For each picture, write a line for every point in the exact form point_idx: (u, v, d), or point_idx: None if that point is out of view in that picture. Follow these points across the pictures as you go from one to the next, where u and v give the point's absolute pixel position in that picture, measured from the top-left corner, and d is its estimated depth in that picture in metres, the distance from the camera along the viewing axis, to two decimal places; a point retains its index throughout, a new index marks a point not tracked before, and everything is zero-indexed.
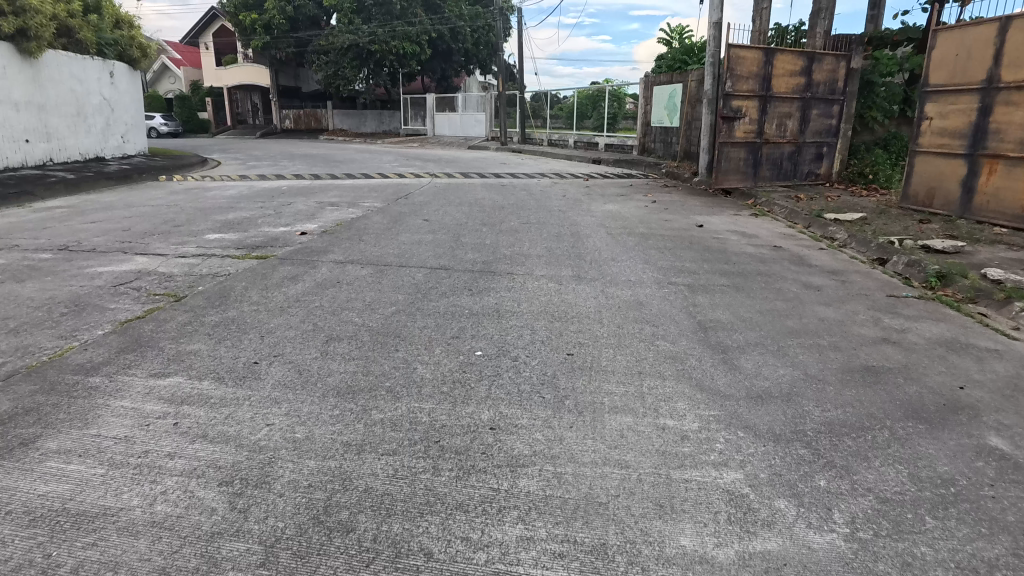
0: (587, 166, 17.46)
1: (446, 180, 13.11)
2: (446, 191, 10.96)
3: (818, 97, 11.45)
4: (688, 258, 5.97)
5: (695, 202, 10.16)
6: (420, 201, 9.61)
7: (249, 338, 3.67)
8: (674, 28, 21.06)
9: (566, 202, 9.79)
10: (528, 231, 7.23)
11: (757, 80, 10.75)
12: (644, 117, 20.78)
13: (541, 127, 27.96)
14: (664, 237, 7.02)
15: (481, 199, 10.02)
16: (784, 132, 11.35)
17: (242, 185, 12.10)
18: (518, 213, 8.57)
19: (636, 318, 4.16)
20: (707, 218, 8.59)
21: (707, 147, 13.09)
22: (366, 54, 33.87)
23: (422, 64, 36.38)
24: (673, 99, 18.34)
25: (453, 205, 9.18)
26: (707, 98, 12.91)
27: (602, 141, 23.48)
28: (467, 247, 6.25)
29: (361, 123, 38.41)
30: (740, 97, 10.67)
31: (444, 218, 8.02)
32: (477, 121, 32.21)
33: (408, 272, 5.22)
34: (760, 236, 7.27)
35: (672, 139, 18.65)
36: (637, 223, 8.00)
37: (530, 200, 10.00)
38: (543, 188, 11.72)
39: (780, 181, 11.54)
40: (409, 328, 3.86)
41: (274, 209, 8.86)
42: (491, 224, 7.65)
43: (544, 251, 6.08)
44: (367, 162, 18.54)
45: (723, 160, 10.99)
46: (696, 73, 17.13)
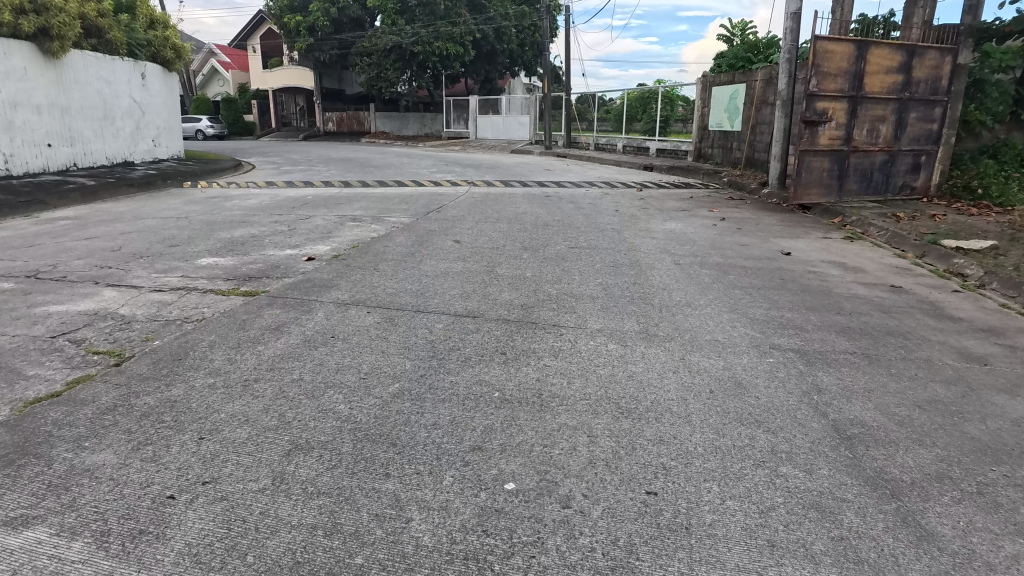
0: (638, 174, 16.06)
1: (484, 190, 11.98)
2: (483, 204, 9.82)
3: (917, 97, 9.79)
4: (785, 305, 4.63)
5: (772, 220, 8.70)
6: (454, 216, 8.52)
7: (185, 438, 2.59)
8: (736, 24, 19.39)
9: (619, 219, 8.51)
10: (576, 259, 6.01)
11: (847, 78, 9.20)
12: (700, 121, 19.21)
13: (588, 131, 26.61)
14: (746, 270, 5.68)
15: (521, 214, 8.84)
16: (876, 139, 9.74)
17: (266, 193, 11.26)
18: (565, 234, 7.34)
19: (739, 415, 2.87)
20: (792, 243, 7.17)
21: (779, 155, 11.54)
22: (409, 56, 33.30)
23: (466, 65, 35.57)
24: (736, 101, 16.75)
25: (490, 222, 8.05)
26: (779, 101, 11.38)
27: (654, 146, 21.97)
28: (502, 282, 5.09)
29: (403, 126, 37.86)
30: (826, 98, 9.15)
31: (478, 239, 6.88)
32: (521, 124, 31.12)
33: (425, 320, 4.09)
34: (867, 270, 5.84)
35: (733, 144, 17.05)
36: (708, 249, 6.67)
37: (577, 216, 8.77)
38: (592, 201, 10.45)
39: (869, 196, 9.92)
40: (409, 427, 2.69)
41: (289, 224, 7.90)
42: (533, 248, 6.47)
43: (598, 291, 4.85)
44: (404, 168, 17.66)
45: (805, 171, 9.45)
46: (763, 72, 15.51)
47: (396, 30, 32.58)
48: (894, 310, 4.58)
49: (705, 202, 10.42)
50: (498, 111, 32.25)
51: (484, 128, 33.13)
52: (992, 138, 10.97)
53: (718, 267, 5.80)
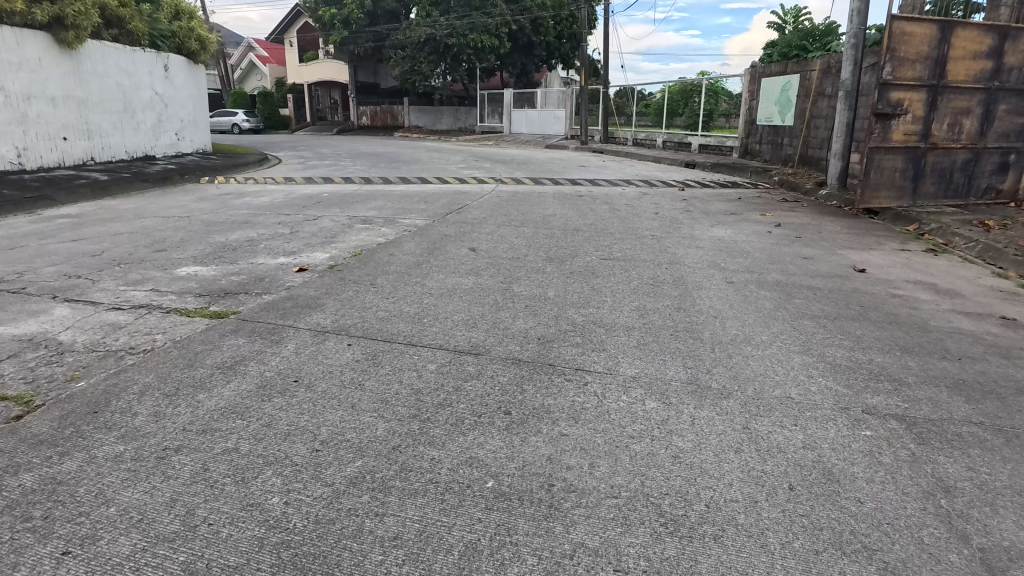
0: (680, 172, 14.98)
1: (513, 188, 11.14)
2: (508, 204, 8.99)
3: (1009, 86, 8.51)
4: (873, 345, 3.67)
5: (836, 227, 7.63)
6: (475, 218, 7.73)
7: (35, 557, 1.83)
8: (789, 10, 18.04)
9: (660, 223, 7.58)
10: (609, 274, 5.13)
11: (927, 64, 8.01)
12: (748, 115, 17.94)
13: (626, 125, 25.48)
14: (815, 293, 4.71)
15: (549, 217, 7.98)
16: (959, 134, 8.51)
17: (282, 190, 10.71)
18: (596, 241, 6.48)
19: (838, 539, 1.98)
20: (865, 256, 6.13)
21: (840, 153, 10.36)
22: (443, 49, 32.67)
23: (501, 58, 34.75)
24: (789, 93, 15.48)
25: (514, 226, 7.23)
26: (842, 91, 10.19)
27: (696, 142, 20.75)
28: (518, 304, 4.27)
29: (437, 121, 37.83)
30: (903, 87, 7.98)
31: (497, 247, 6.06)
32: (556, 118, 30.17)
33: (418, 357, 3.31)
34: (966, 295, 4.81)
35: (784, 140, 15.80)
36: (766, 263, 5.70)
37: (612, 219, 7.86)
38: (628, 202, 9.50)
39: (947, 200, 8.71)
40: (361, 543, 1.90)
41: (294, 225, 7.24)
42: (559, 259, 5.63)
43: (635, 319, 3.98)
44: (432, 163, 17.01)
45: (874, 170, 8.30)
46: (821, 61, 14.21)
47: (431, 22, 31.96)
48: (1017, 355, 3.58)
49: (756, 205, 9.36)
50: (532, 105, 31.34)
51: (519, 122, 32.27)
52: None
53: (780, 288, 4.85)
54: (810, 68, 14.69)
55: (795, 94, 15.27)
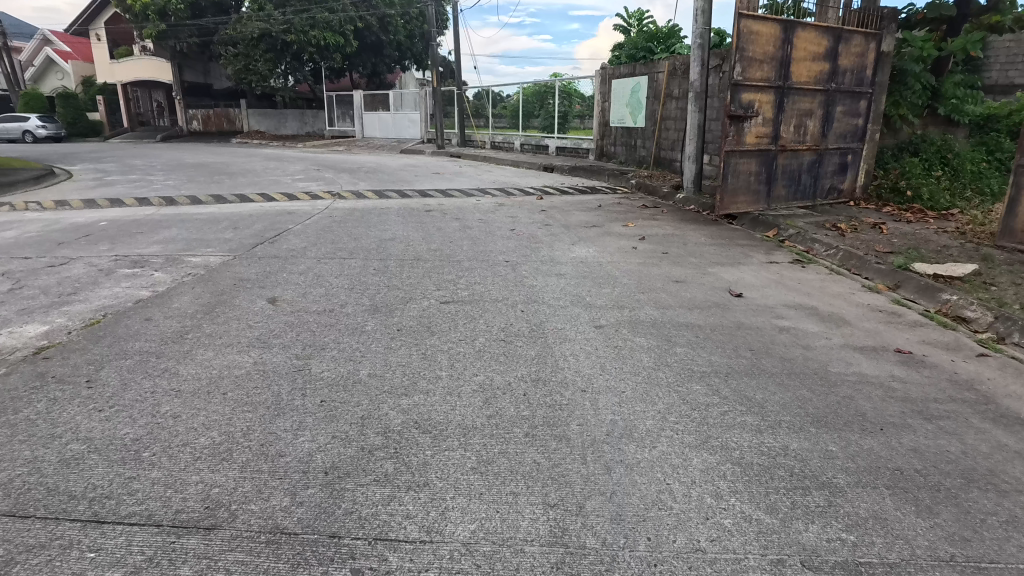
0: (538, 177, 14.31)
1: (351, 203, 9.65)
2: (342, 226, 7.55)
3: (844, 88, 8.62)
4: (781, 416, 2.85)
5: (701, 237, 7.14)
6: (294, 249, 6.24)
7: None
8: (633, 13, 18.20)
9: (516, 243, 6.60)
10: (451, 325, 3.98)
11: (773, 64, 7.79)
12: (601, 117, 17.80)
13: (483, 127, 24.69)
14: (697, 334, 3.92)
15: (387, 241, 6.68)
16: (804, 136, 8.45)
17: (45, 219, 8.32)
18: (439, 274, 5.30)
19: None
20: (737, 273, 5.57)
21: (693, 155, 10.13)
22: (281, 46, 29.77)
23: (349, 58, 32.50)
24: (640, 95, 15.43)
25: (342, 258, 5.85)
26: (692, 92, 9.94)
27: (553, 145, 20.41)
28: (316, 396, 2.97)
29: (281, 123, 33.98)
30: (753, 88, 7.68)
31: (309, 293, 4.67)
32: (411, 121, 28.70)
33: (97, 557, 1.90)
34: (851, 322, 4.27)
35: (638, 141, 15.76)
36: (636, 291, 4.88)
37: (462, 241, 6.74)
38: (482, 216, 8.45)
39: (797, 202, 8.64)
40: None
41: (26, 275, 5.26)
42: (389, 307, 4.38)
43: (478, 410, 2.84)
44: (265, 175, 14.87)
45: (731, 175, 7.96)
46: (667, 63, 14.21)
47: (264, 16, 28.87)
48: (937, 414, 2.94)
49: (617, 214, 8.75)
50: (385, 107, 29.58)
51: (371, 126, 30.34)
52: (911, 133, 10.18)
53: (657, 330, 3.99)
54: (657, 70, 14.68)
55: (645, 95, 15.24)
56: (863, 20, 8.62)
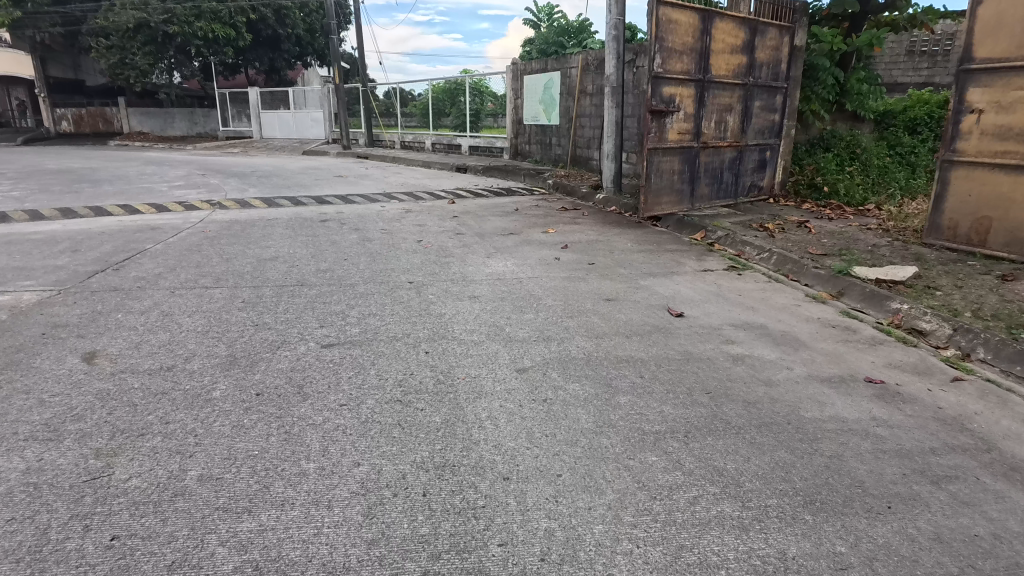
0: (449, 179, 13.42)
1: (233, 213, 8.37)
2: (214, 243, 6.34)
3: (761, 83, 8.35)
4: (764, 498, 2.17)
5: (627, 242, 6.55)
6: (144, 277, 5.02)
7: None
8: (542, 7, 17.67)
9: (422, 258, 5.70)
10: (331, 381, 3.05)
11: (692, 56, 7.33)
12: (514, 114, 17.14)
13: (392, 127, 23.41)
14: (640, 373, 3.21)
15: (267, 261, 5.59)
16: (724, 132, 8.09)
17: None
18: (326, 305, 4.31)
19: None
20: (672, 285, 4.97)
21: (612, 154, 9.62)
22: (163, 38, 26.96)
23: (242, 52, 30.07)
24: (553, 92, 14.90)
25: (205, 287, 4.72)
26: (608, 87, 9.41)
27: (466, 144, 19.54)
28: (105, 530, 1.97)
29: (167, 124, 30.88)
30: (674, 81, 7.18)
31: (145, 343, 3.57)
32: (314, 121, 26.89)
33: None
34: (808, 343, 3.73)
35: (553, 140, 15.23)
36: (562, 315, 4.13)
37: (359, 257, 5.77)
38: (386, 224, 7.50)
39: (719, 201, 8.29)
40: None
41: None
42: (253, 358, 3.37)
43: (355, 533, 1.96)
44: (138, 182, 12.99)
45: (654, 174, 7.43)
46: (580, 58, 13.72)
47: (141, 4, 25.95)
48: (945, 475, 2.36)
49: (535, 219, 8.04)
50: (285, 106, 27.55)
51: (270, 126, 28.18)
52: (821, 129, 10.15)
53: (593, 369, 3.26)
54: (570, 65, 14.17)
55: (558, 92, 14.71)
56: (776, 13, 8.39)
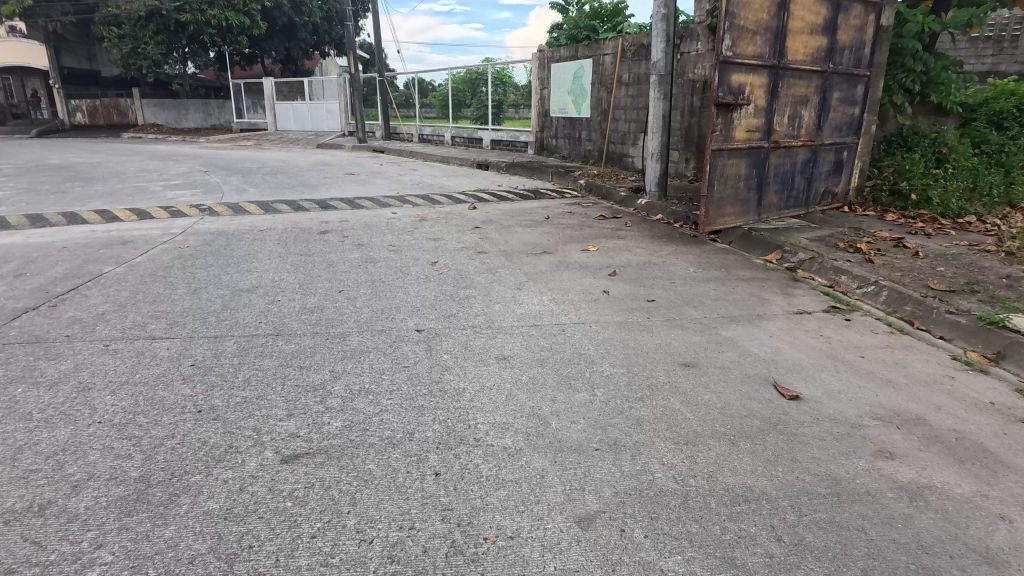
0: (469, 177, 12.25)
1: (223, 222, 7.31)
2: (187, 265, 5.26)
3: (842, 70, 7.01)
4: None
5: (688, 267, 5.32)
6: (84, 317, 3.96)
7: None
8: None
9: (436, 289, 4.56)
10: (281, 548, 1.91)
11: (766, 37, 6.03)
12: (540, 106, 15.89)
13: (409, 119, 22.28)
14: (773, 531, 2.02)
15: (242, 292, 4.49)
16: (798, 129, 6.77)
17: None
18: (306, 371, 3.17)
19: None
20: (763, 338, 3.77)
21: (657, 153, 8.34)
22: (175, 27, 25.99)
23: (257, 41, 29.08)
24: (583, 81, 13.71)
25: (153, 336, 3.64)
26: (654, 76, 8.11)
27: (487, 138, 18.35)
28: None
29: (182, 116, 30.08)
30: (743, 68, 5.90)
31: (29, 447, 2.47)
32: (329, 112, 25.85)
33: None
34: (1005, 457, 2.52)
35: (583, 134, 13.98)
36: (628, 395, 2.94)
37: (357, 287, 4.65)
38: (395, 238, 6.36)
39: (789, 211, 6.99)
40: None
41: None
42: (178, 485, 2.23)
43: None
44: (134, 180, 11.98)
45: (717, 180, 6.14)
46: (615, 44, 12.43)
47: None
48: None
49: (570, 231, 6.83)
50: (300, 97, 26.57)
51: (285, 117, 27.23)
52: (899, 124, 8.77)
53: (695, 520, 2.07)
54: (604, 52, 12.89)
55: (591, 82, 13.44)
56: None
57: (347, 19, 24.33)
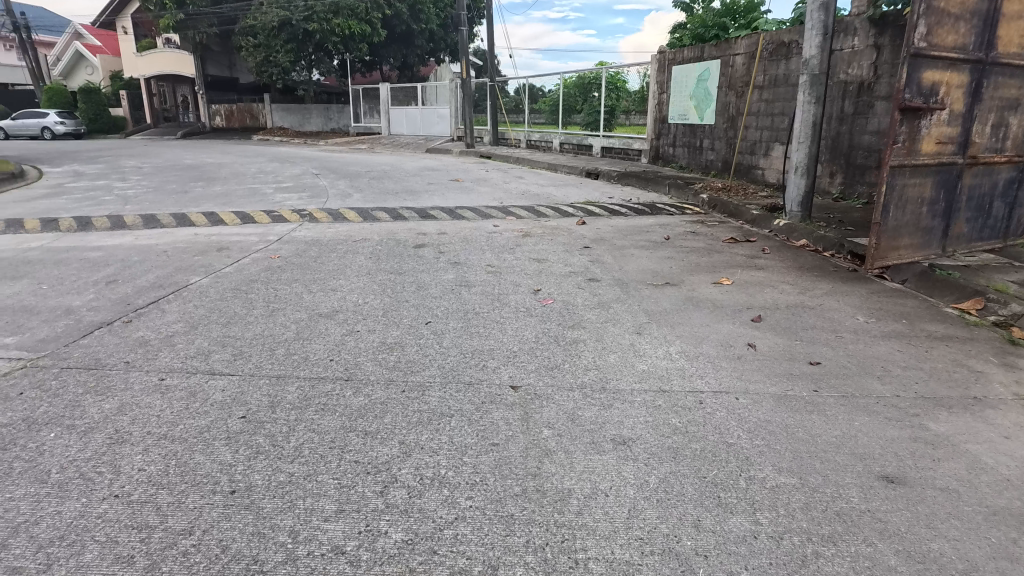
0: (578, 187, 11.47)
1: (321, 229, 7.04)
2: (273, 278, 4.90)
3: None
4: None
5: (855, 315, 4.22)
6: (152, 338, 3.60)
7: None
8: None
9: (539, 328, 3.82)
10: None
11: (971, 23, 4.74)
12: (657, 112, 14.80)
13: (518, 124, 21.87)
14: None
15: (322, 316, 4.00)
16: (1004, 141, 5.34)
17: None
18: (373, 439, 2.52)
19: None
20: (995, 436, 2.67)
21: (804, 166, 7.09)
22: (303, 36, 27.40)
23: (376, 48, 30.08)
24: (709, 84, 12.52)
25: (212, 370, 3.16)
26: (805, 76, 6.89)
27: (597, 145, 17.45)
28: None
29: (304, 119, 31.55)
30: (939, 63, 4.65)
31: (24, 529, 1.97)
32: (440, 117, 25.97)
33: None
34: None
35: (705, 142, 12.73)
36: (809, 532, 2.01)
37: (448, 317, 4.01)
38: (495, 256, 5.71)
39: (984, 244, 5.55)
40: None
41: None
42: None
43: None
44: (251, 182, 12.34)
45: (894, 204, 4.90)
46: (750, 42, 11.16)
47: (285, 3, 26.50)
48: None
49: (697, 257, 5.84)
50: (413, 102, 27.07)
51: (398, 122, 27.86)
52: None
53: None
54: (735, 52, 11.64)
55: (718, 85, 12.21)
56: None
57: (462, 25, 24.40)
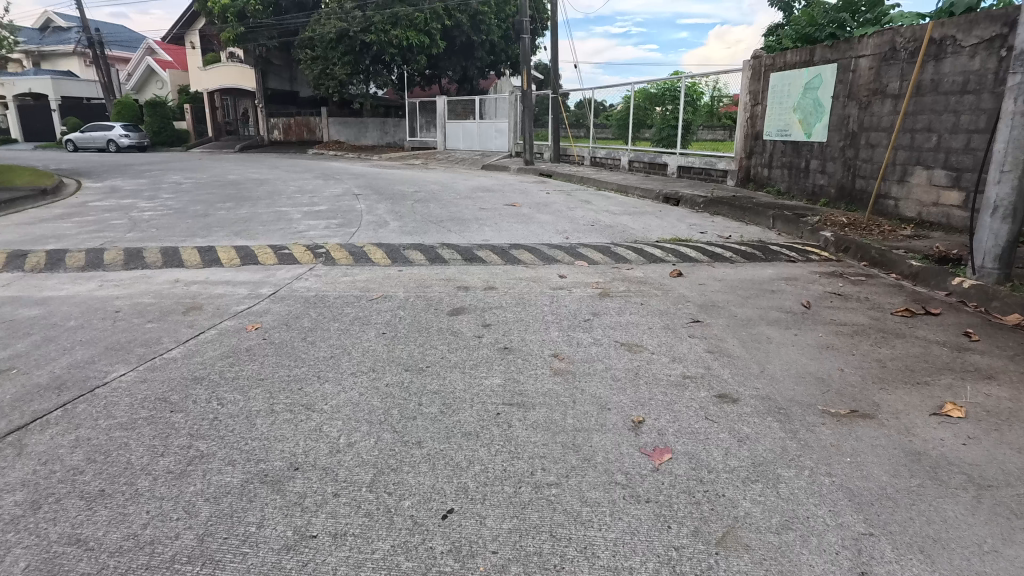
0: (657, 217, 9.50)
1: (333, 277, 5.42)
2: (227, 376, 3.24)
3: None
4: None
5: None
6: None
7: None
8: None
9: (657, 547, 1.97)
10: None
11: None
12: (749, 127, 12.67)
13: (582, 139, 20.05)
14: None
15: (265, 484, 2.28)
16: None
17: None
18: None
19: None
20: None
21: (1009, 205, 4.95)
22: (360, 48, 26.64)
23: (435, 60, 29.05)
24: (821, 94, 10.35)
25: None
26: (1018, 75, 4.79)
27: (672, 164, 15.38)
28: None
29: (361, 133, 30.96)
30: None
31: None
32: (498, 131, 24.53)
33: None
34: None
35: (814, 163, 10.53)
36: None
37: (486, 498, 2.22)
38: (562, 336, 3.89)
39: None
40: None
41: None
42: None
43: None
44: (282, 203, 11.01)
45: None
46: (883, 41, 8.97)
47: (343, 14, 25.77)
48: None
49: (871, 348, 3.84)
50: (470, 116, 25.71)
51: (454, 136, 26.55)
52: None
53: None
54: (860, 53, 9.46)
55: (834, 94, 10.03)
56: None
57: (523, 33, 22.89)
